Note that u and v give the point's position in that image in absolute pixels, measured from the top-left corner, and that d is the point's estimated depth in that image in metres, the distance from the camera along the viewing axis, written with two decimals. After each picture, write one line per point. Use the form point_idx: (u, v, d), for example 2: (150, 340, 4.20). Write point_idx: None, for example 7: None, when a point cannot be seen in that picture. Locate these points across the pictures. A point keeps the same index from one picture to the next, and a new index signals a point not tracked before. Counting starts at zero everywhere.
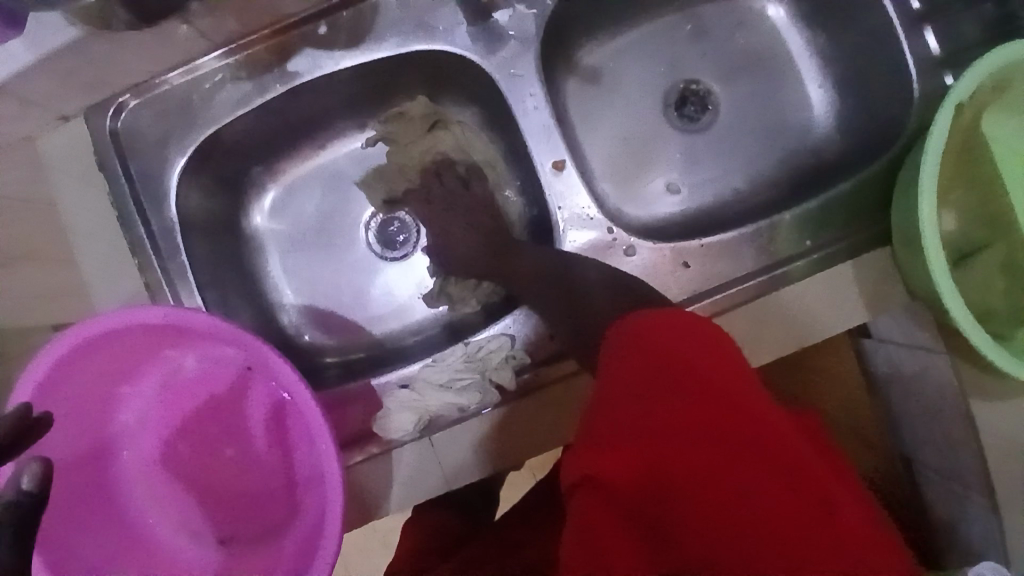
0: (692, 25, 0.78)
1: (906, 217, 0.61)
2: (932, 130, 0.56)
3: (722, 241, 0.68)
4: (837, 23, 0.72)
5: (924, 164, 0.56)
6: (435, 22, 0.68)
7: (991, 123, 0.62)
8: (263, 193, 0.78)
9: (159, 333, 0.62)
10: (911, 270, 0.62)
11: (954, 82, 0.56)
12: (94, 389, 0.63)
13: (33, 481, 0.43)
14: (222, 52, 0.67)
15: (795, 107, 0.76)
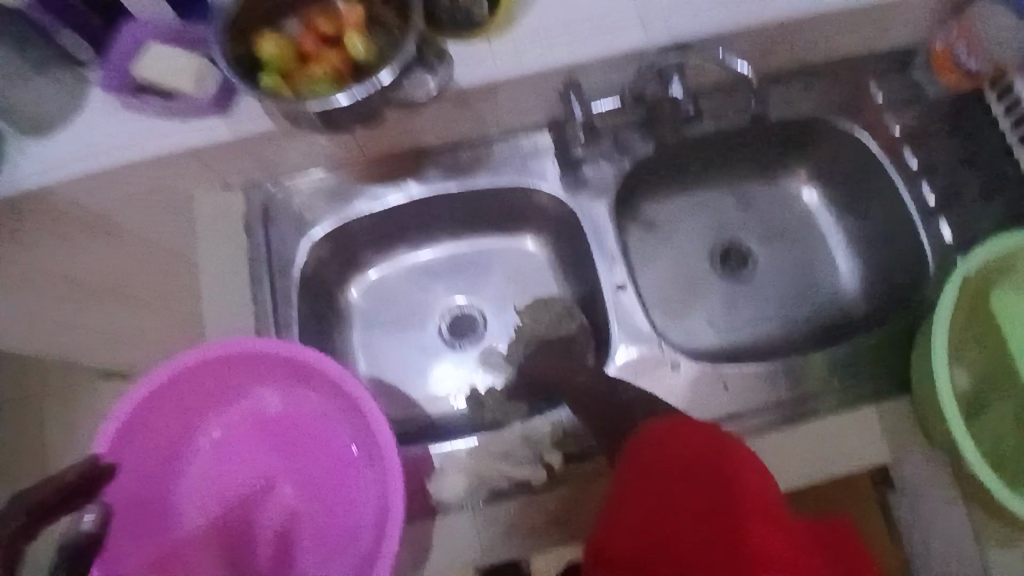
0: (738, 196, 0.91)
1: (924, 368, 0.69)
2: (941, 296, 0.66)
3: (759, 370, 0.76)
4: (866, 210, 0.85)
5: (935, 323, 0.66)
6: (533, 164, 0.83)
7: (1001, 298, 0.72)
8: (361, 273, 0.90)
9: (258, 368, 0.71)
10: (929, 418, 0.69)
11: (959, 260, 0.67)
12: (188, 411, 0.71)
13: (92, 522, 0.55)
14: (321, 172, 0.84)
15: (824, 272, 0.88)
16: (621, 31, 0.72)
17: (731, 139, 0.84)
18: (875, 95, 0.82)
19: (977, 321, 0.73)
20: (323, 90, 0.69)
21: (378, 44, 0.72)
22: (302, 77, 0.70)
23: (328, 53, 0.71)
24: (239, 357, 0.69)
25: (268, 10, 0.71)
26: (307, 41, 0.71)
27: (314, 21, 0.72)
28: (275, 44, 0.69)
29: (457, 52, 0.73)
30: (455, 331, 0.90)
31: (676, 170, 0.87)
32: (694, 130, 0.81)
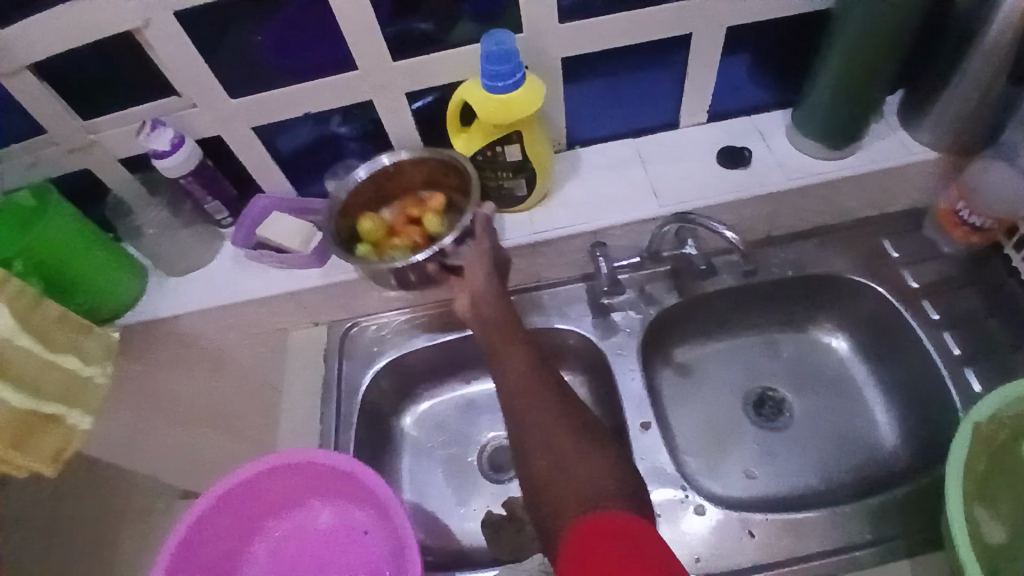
0: (769, 345, 0.96)
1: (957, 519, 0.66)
2: (952, 441, 0.65)
3: (791, 518, 0.76)
4: (895, 360, 0.86)
5: (948, 468, 0.64)
6: (569, 310, 0.93)
7: None
8: (415, 403, 1.01)
9: (313, 480, 0.81)
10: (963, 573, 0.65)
11: (971, 405, 0.67)
12: (251, 516, 0.81)
13: None
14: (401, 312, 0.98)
15: (862, 423, 0.88)
16: (643, 206, 0.85)
17: (754, 292, 0.91)
18: (889, 252, 0.88)
19: (1012, 476, 0.71)
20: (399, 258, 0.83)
21: (453, 220, 0.86)
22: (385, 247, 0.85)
23: (410, 230, 0.86)
24: (298, 467, 0.79)
25: (370, 197, 0.88)
26: (396, 219, 0.87)
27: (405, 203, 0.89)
28: (370, 223, 0.85)
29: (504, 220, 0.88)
30: (496, 465, 0.96)
31: (705, 319, 0.95)
32: (715, 283, 0.90)
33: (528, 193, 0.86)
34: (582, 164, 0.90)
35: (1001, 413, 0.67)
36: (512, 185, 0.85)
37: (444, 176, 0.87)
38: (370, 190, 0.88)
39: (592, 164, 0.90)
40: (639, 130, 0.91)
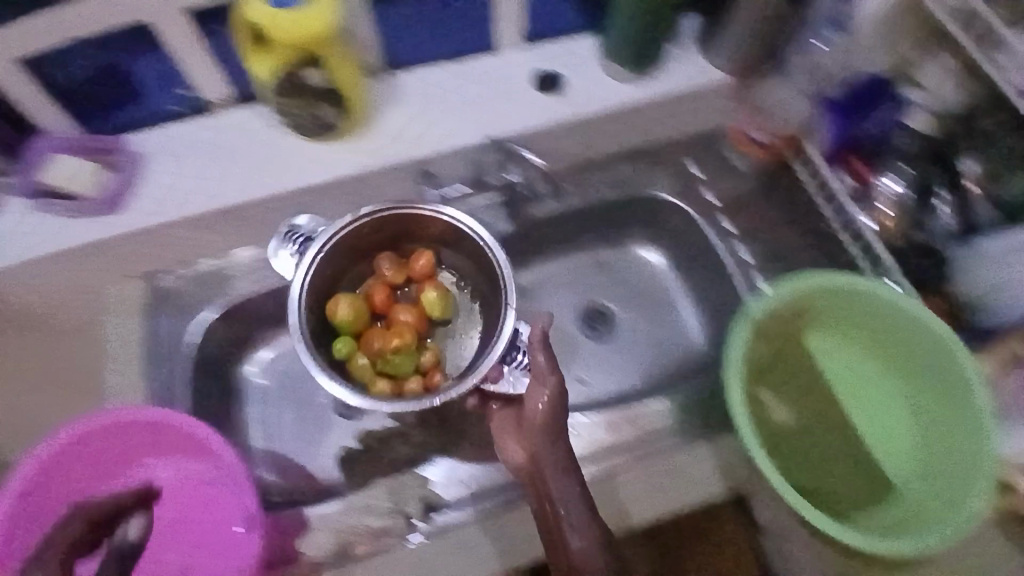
0: (597, 264, 1.02)
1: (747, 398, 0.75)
2: (730, 334, 0.73)
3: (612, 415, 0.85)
4: (700, 267, 0.96)
5: (727, 355, 0.72)
6: None
7: (818, 341, 0.82)
8: (253, 351, 0.95)
9: (143, 440, 0.77)
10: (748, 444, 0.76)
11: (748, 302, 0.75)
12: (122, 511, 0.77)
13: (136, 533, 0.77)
14: (250, 251, 0.93)
15: (676, 326, 0.97)
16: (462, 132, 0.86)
17: (581, 214, 0.96)
18: (693, 170, 0.96)
19: (791, 358, 0.82)
20: (402, 358, 0.84)
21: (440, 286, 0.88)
22: (376, 340, 0.85)
23: (399, 311, 0.87)
24: (120, 429, 0.74)
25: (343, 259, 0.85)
26: (380, 298, 0.87)
27: (384, 272, 0.88)
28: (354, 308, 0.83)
29: (322, 152, 0.86)
30: (348, 401, 0.93)
31: (537, 242, 0.98)
32: (544, 207, 0.94)
33: (339, 119, 0.85)
34: (400, 89, 0.88)
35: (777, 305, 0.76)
36: (323, 114, 0.83)
37: (423, 233, 0.86)
38: (346, 256, 0.85)
39: (412, 91, 0.88)
40: (458, 53, 0.90)
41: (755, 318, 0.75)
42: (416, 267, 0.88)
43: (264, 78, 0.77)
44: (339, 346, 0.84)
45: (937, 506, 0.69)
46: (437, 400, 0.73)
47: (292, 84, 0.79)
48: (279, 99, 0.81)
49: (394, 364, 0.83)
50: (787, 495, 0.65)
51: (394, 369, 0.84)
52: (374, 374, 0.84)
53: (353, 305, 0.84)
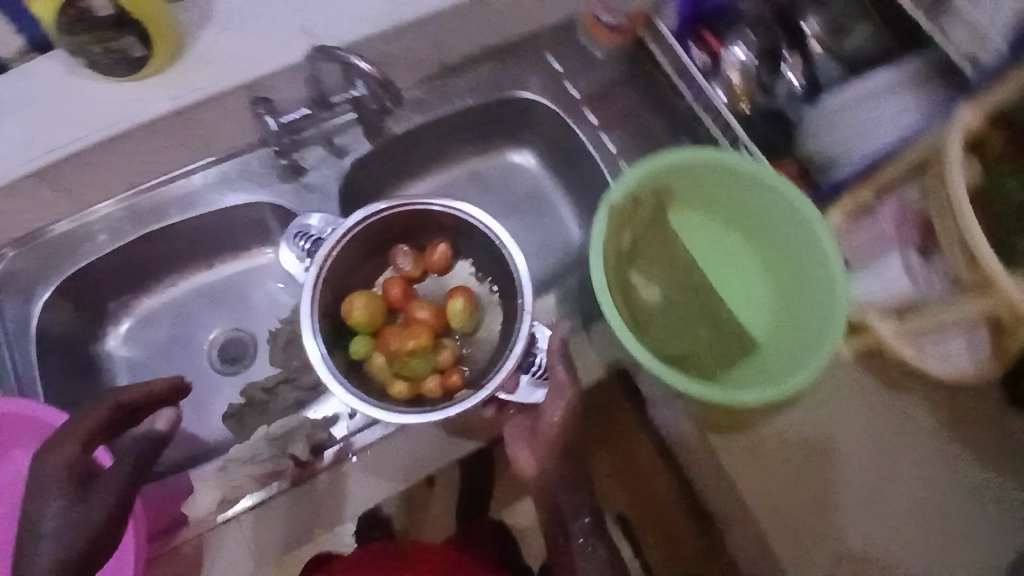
0: (472, 175, 0.99)
1: (615, 279, 0.77)
2: (594, 221, 0.74)
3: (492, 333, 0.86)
4: (572, 164, 0.94)
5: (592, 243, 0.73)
6: (261, 185, 0.86)
7: (685, 215, 0.84)
8: (116, 323, 0.90)
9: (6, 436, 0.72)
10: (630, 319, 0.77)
11: (608, 190, 0.76)
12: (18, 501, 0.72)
13: (166, 424, 0.68)
14: (113, 201, 0.83)
15: (555, 228, 0.97)
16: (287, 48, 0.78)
17: (442, 125, 0.91)
18: (553, 64, 0.91)
19: (659, 236, 0.83)
20: (419, 362, 0.80)
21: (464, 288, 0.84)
22: (392, 341, 0.80)
23: (416, 309, 0.84)
24: None
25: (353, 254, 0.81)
26: (397, 294, 0.84)
27: (401, 267, 0.85)
28: (367, 301, 0.80)
29: (130, 91, 0.76)
30: (227, 357, 0.91)
31: (403, 161, 0.93)
32: (402, 123, 0.88)
33: (146, 52, 0.73)
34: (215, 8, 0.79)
35: (637, 188, 0.77)
36: (122, 46, 0.71)
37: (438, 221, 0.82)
38: (358, 250, 0.81)
39: (226, 9, 0.79)
40: None
41: (615, 204, 0.76)
42: (435, 262, 0.85)
43: (48, 20, 0.68)
44: (357, 346, 0.81)
45: (794, 357, 0.75)
46: (456, 410, 0.68)
47: (69, 16, 0.68)
48: (61, 36, 0.70)
49: (409, 366, 0.79)
50: (646, 361, 0.69)
51: (410, 373, 0.79)
52: (390, 374, 0.80)
53: (369, 302, 0.80)
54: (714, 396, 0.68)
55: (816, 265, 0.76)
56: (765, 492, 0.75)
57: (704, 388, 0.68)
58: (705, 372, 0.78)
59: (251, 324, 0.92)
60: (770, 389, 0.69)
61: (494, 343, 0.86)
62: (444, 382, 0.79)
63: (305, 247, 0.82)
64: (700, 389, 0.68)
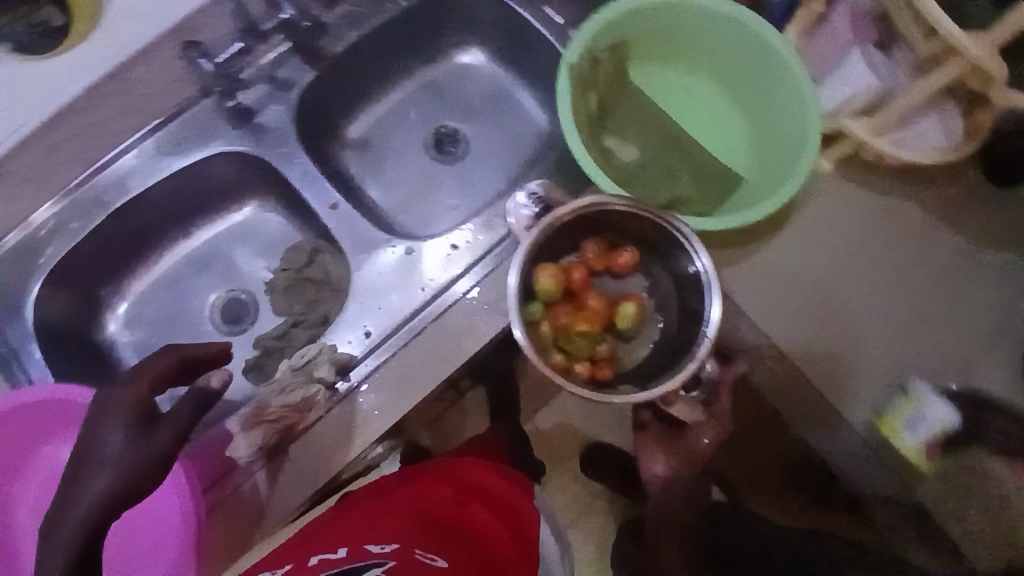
0: (426, 86, 0.97)
1: (591, 142, 0.78)
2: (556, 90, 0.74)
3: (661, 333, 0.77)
4: (520, 47, 0.92)
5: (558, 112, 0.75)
6: (214, 137, 0.83)
7: (646, 72, 0.85)
8: (112, 309, 0.88)
9: (49, 419, 0.73)
10: (613, 178, 0.78)
11: (563, 54, 0.75)
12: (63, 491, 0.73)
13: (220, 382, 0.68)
14: (53, 203, 0.80)
15: (520, 117, 0.96)
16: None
17: (381, 34, 0.88)
18: None
19: (626, 95, 0.83)
20: (584, 342, 0.81)
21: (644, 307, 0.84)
22: (562, 316, 0.82)
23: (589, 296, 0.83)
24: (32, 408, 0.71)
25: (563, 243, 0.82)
26: (577, 279, 0.82)
27: (587, 254, 0.83)
28: (552, 277, 0.79)
29: (66, 63, 0.72)
30: (229, 318, 0.89)
31: (350, 82, 0.91)
32: (339, 41, 0.85)
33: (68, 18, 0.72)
34: None
35: (590, 49, 0.77)
36: (43, 16, 0.71)
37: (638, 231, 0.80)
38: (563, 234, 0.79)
39: None
40: None
41: (574, 68, 0.75)
42: (618, 263, 0.82)
43: None
44: (535, 309, 0.80)
45: (774, 176, 0.77)
46: (619, 399, 0.70)
47: None
48: None
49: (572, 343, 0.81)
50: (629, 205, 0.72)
51: (570, 348, 0.81)
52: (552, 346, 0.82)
53: (555, 275, 0.80)
54: (698, 228, 0.74)
55: (780, 85, 0.77)
56: (769, 309, 0.79)
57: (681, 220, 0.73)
58: (699, 210, 0.79)
59: (246, 281, 0.91)
60: (751, 210, 0.74)
61: (644, 351, 0.85)
62: (591, 371, 0.80)
63: (534, 210, 0.76)
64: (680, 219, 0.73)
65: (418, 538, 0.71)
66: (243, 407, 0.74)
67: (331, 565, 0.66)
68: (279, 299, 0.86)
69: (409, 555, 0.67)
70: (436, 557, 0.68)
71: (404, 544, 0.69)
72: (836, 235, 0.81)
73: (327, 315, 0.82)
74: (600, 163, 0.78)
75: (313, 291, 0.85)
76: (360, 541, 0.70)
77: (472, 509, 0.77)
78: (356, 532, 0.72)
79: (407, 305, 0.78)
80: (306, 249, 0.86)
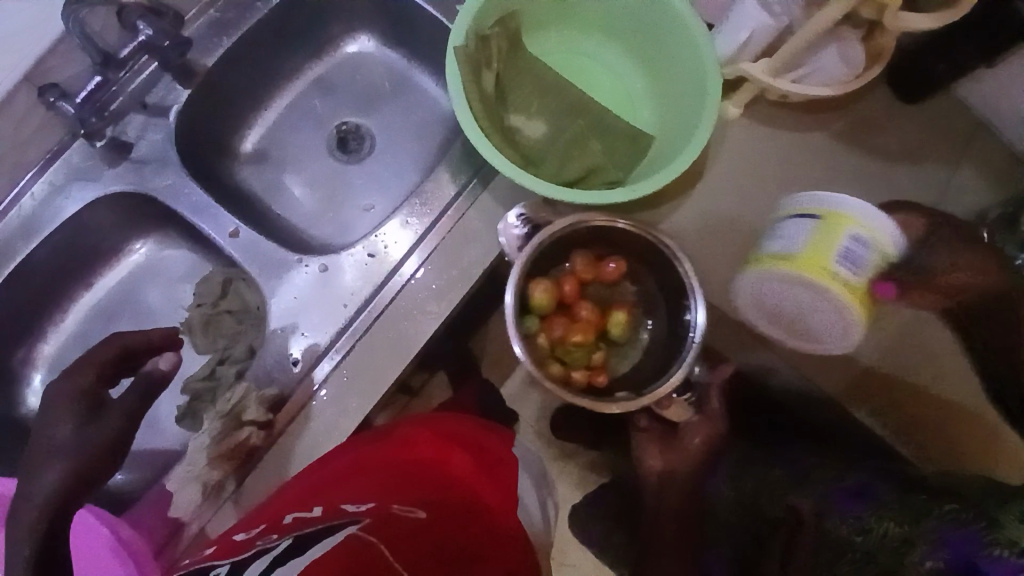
0: (319, 84, 0.92)
1: (493, 125, 0.74)
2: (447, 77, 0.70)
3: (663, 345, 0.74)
4: (408, 29, 0.87)
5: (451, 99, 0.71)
6: (102, 176, 0.77)
7: (540, 39, 0.81)
8: (28, 380, 0.84)
9: None
10: (521, 159, 0.75)
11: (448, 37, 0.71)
12: None
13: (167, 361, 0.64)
14: None
15: (423, 102, 0.91)
16: (45, 22, 0.72)
17: (254, 40, 0.82)
18: None
19: (523, 68, 0.79)
20: (579, 352, 0.80)
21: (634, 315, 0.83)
22: (558, 329, 0.81)
23: (581, 307, 0.82)
24: None
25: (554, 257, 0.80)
26: (568, 290, 0.80)
27: (577, 267, 0.81)
28: (544, 292, 0.78)
29: None
30: None
31: (233, 92, 0.85)
32: (210, 54, 0.78)
33: None
34: None
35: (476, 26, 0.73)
36: None
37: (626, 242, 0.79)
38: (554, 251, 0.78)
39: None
40: None
41: (461, 50, 0.71)
42: (607, 273, 0.80)
43: None
44: (531, 322, 0.80)
45: (682, 131, 0.75)
46: (618, 408, 0.71)
47: None
48: None
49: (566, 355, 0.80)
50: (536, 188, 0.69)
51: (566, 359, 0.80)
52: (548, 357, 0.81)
53: (548, 288, 0.79)
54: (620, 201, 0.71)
55: (676, 34, 0.74)
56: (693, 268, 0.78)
57: (590, 196, 0.70)
58: (612, 177, 0.77)
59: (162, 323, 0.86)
60: (661, 174, 0.71)
61: (639, 356, 0.83)
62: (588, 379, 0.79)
63: (524, 229, 0.74)
64: (589, 197, 0.70)
65: (395, 492, 0.63)
66: (179, 461, 0.72)
67: (308, 525, 0.58)
68: (200, 337, 0.83)
69: (387, 511, 0.60)
70: (415, 509, 0.61)
71: (382, 501, 0.62)
72: (753, 177, 0.81)
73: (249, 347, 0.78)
74: (505, 145, 0.74)
75: (234, 322, 0.81)
76: (338, 501, 0.62)
77: (453, 452, 0.68)
78: (329, 492, 0.63)
79: (330, 324, 0.75)
80: (218, 281, 0.82)
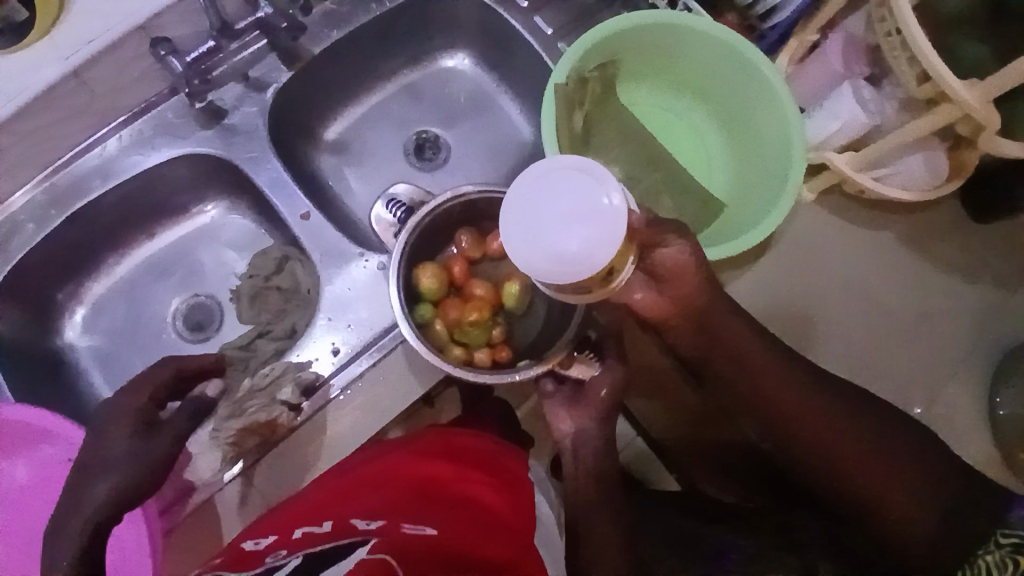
0: (407, 88, 0.95)
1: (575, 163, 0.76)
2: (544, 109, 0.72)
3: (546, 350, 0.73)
4: (506, 55, 0.90)
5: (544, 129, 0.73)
6: (189, 135, 0.80)
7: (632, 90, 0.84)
8: (70, 316, 0.86)
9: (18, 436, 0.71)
10: None
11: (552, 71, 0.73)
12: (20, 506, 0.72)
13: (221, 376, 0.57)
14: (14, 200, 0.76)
15: (504, 126, 0.94)
16: None
17: (360, 37, 0.85)
18: None
19: (612, 112, 0.80)
20: (476, 332, 0.79)
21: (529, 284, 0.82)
22: (452, 312, 0.80)
23: (473, 286, 0.81)
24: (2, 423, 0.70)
25: (435, 239, 0.81)
26: (456, 272, 0.81)
27: (462, 246, 0.81)
28: (430, 276, 0.78)
29: (25, 59, 0.72)
30: (193, 327, 0.87)
31: (328, 83, 0.88)
32: (319, 44, 0.82)
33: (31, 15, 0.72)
34: None
35: (580, 65, 0.75)
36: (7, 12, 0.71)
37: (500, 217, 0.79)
38: (433, 233, 0.79)
39: None
40: None
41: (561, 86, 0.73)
42: (492, 248, 0.81)
43: None
44: (423, 309, 0.79)
45: (760, 204, 0.76)
46: (518, 377, 0.69)
47: None
48: None
49: (465, 336, 0.79)
50: None
51: (466, 341, 0.79)
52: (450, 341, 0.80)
53: (436, 274, 0.79)
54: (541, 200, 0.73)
55: (769, 111, 0.76)
56: None
57: None
58: None
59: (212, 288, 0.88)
60: (737, 242, 0.72)
61: (539, 323, 0.82)
62: (492, 357, 0.79)
63: (397, 216, 0.82)
64: None
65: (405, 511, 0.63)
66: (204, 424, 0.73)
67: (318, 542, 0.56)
68: (245, 307, 0.84)
69: (396, 529, 0.59)
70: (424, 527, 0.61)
71: (390, 520, 0.61)
72: (812, 260, 0.82)
73: (293, 327, 0.80)
74: None
75: (281, 299, 0.82)
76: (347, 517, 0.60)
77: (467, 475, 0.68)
78: (339, 504, 0.61)
79: (378, 321, 0.76)
80: (274, 256, 0.83)
